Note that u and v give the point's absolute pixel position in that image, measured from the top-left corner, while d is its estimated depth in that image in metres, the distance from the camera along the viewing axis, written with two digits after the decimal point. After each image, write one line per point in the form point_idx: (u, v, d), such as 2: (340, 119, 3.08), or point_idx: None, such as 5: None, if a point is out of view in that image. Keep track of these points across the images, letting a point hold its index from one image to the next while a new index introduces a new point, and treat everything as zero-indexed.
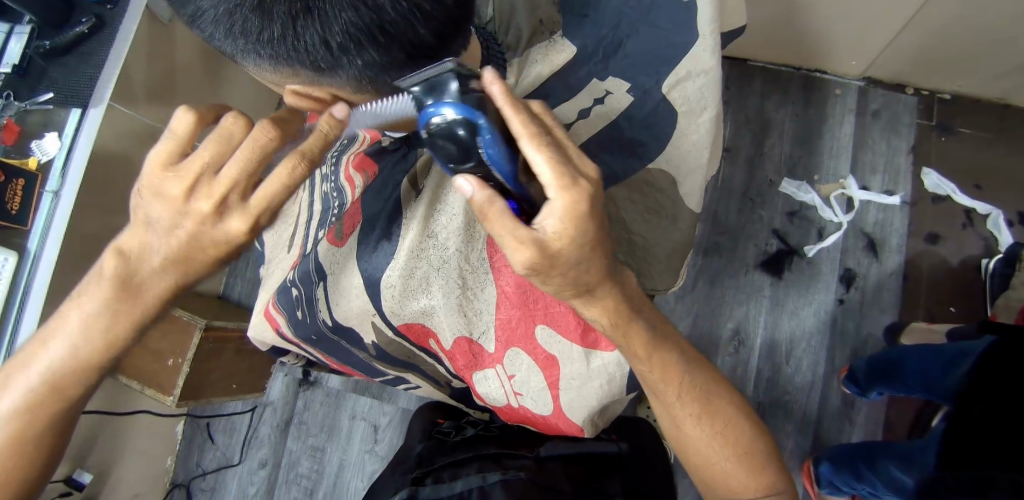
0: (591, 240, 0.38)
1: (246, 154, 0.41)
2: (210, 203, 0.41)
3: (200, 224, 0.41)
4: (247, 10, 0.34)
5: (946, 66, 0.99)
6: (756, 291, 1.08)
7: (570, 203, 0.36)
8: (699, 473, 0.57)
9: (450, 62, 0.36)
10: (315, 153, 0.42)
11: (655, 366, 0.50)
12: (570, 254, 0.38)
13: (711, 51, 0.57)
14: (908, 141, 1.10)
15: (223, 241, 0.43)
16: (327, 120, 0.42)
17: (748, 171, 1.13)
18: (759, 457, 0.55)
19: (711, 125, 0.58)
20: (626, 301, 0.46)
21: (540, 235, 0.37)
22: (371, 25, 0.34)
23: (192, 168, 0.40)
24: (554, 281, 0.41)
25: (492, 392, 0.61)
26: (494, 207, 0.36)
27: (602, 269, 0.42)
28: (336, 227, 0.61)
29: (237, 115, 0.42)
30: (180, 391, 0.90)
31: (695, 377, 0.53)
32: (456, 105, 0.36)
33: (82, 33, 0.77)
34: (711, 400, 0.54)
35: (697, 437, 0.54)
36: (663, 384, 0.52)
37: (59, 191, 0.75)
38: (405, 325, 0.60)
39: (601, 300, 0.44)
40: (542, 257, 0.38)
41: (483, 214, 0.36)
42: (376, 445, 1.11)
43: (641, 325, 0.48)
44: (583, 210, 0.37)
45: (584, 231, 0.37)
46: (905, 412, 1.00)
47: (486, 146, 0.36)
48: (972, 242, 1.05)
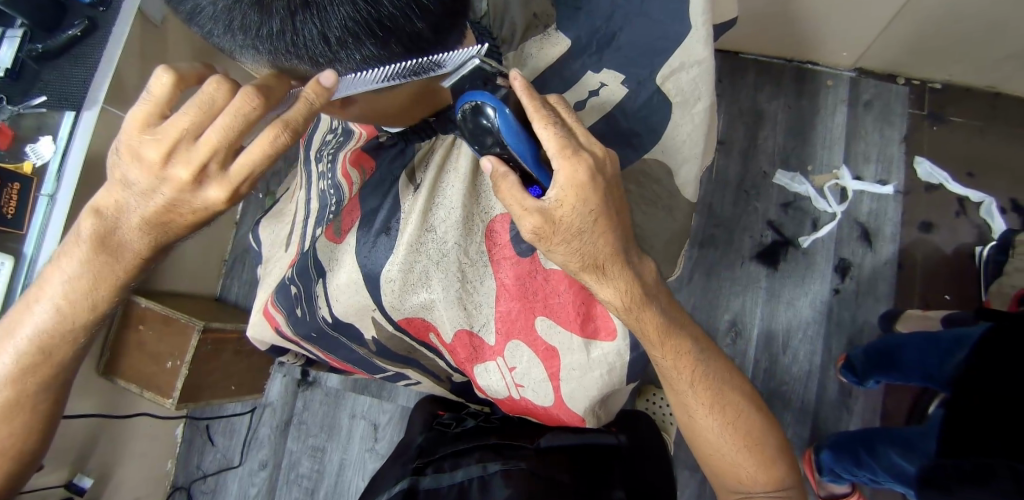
0: (593, 211, 0.41)
1: (226, 121, 0.39)
2: (188, 171, 0.40)
3: (179, 191, 0.41)
4: (245, 6, 0.33)
5: (937, 55, 1.00)
6: (752, 282, 1.08)
7: (572, 173, 0.40)
8: (711, 465, 0.57)
9: (477, 60, 0.44)
10: (299, 124, 0.41)
11: (668, 351, 0.51)
12: (574, 223, 0.42)
13: (703, 42, 0.57)
14: (901, 130, 1.11)
15: (203, 208, 0.42)
16: (313, 87, 0.38)
17: (742, 163, 1.13)
18: (769, 451, 0.56)
19: (705, 115, 0.58)
20: (638, 286, 0.47)
21: (547, 204, 0.41)
22: (369, 18, 0.34)
23: (170, 133, 0.39)
24: (562, 253, 0.44)
25: (493, 385, 0.61)
26: (505, 179, 0.41)
27: (612, 244, 0.43)
28: (334, 223, 0.61)
29: (219, 80, 0.39)
30: (179, 393, 0.90)
31: (707, 367, 0.54)
32: (483, 94, 0.42)
33: (74, 36, 0.77)
34: (724, 391, 0.55)
35: (708, 426, 0.55)
36: (675, 371, 0.53)
37: (55, 194, 0.75)
38: (405, 319, 0.60)
39: (613, 281, 0.46)
40: (547, 225, 0.42)
41: (497, 186, 0.42)
42: (376, 443, 1.12)
43: (653, 308, 0.49)
44: (583, 179, 0.40)
45: (586, 200, 0.41)
46: (902, 400, 1.02)
47: (505, 129, 0.42)
48: (965, 230, 1.06)
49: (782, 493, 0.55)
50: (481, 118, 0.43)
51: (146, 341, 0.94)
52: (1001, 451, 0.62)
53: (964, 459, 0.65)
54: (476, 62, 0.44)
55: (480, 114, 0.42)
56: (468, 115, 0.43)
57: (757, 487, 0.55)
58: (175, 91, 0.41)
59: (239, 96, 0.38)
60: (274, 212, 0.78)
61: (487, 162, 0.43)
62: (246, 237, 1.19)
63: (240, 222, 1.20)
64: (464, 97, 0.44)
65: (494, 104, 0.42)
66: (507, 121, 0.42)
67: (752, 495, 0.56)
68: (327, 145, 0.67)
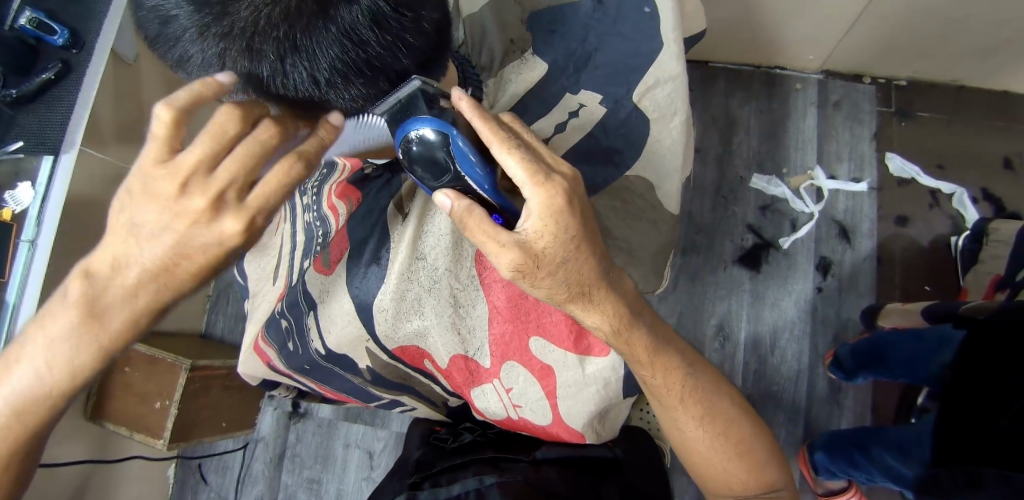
0: (575, 235, 0.41)
1: (245, 153, 0.40)
2: (205, 200, 0.40)
3: (192, 226, 0.40)
4: (234, 54, 0.34)
5: (898, 54, 1.04)
6: (735, 286, 1.10)
7: (548, 199, 0.39)
8: (696, 470, 0.58)
9: (418, 80, 0.38)
10: (311, 155, 0.43)
11: (656, 369, 0.52)
12: (556, 252, 0.40)
13: (676, 58, 0.59)
14: (870, 128, 1.15)
15: (215, 244, 0.41)
16: (326, 128, 0.42)
17: (718, 169, 1.16)
18: (759, 457, 0.57)
19: (683, 129, 0.60)
20: (625, 305, 0.47)
21: (523, 236, 0.40)
22: (356, 59, 0.35)
23: (185, 165, 0.39)
24: (547, 284, 0.43)
25: (491, 407, 0.61)
26: (472, 214, 0.39)
27: (594, 268, 0.43)
28: (323, 256, 0.61)
29: (228, 109, 0.40)
30: (170, 434, 0.89)
31: (694, 380, 0.55)
32: (430, 121, 0.39)
33: (47, 79, 0.76)
34: (711, 402, 0.56)
35: (697, 437, 0.56)
36: (664, 387, 0.53)
37: (35, 240, 0.74)
38: (400, 348, 0.60)
39: (600, 305, 0.46)
40: (529, 258, 0.40)
41: (464, 223, 0.39)
42: (373, 471, 1.10)
43: (641, 327, 0.49)
44: (560, 203, 0.39)
45: (565, 225, 0.40)
46: (890, 393, 1.04)
47: (462, 161, 0.39)
48: (940, 221, 1.10)
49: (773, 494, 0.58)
50: (424, 148, 0.39)
51: (133, 382, 0.92)
52: (987, 450, 0.67)
53: (957, 466, 0.69)
54: (418, 83, 0.38)
55: (422, 141, 0.39)
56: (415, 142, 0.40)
57: (747, 490, 0.57)
58: (179, 127, 0.41)
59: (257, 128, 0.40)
60: (257, 246, 0.78)
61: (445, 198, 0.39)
62: (230, 271, 1.18)
63: None
64: (408, 120, 0.40)
65: (445, 131, 0.39)
66: (463, 151, 0.39)
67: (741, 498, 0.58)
68: (311, 178, 0.66)
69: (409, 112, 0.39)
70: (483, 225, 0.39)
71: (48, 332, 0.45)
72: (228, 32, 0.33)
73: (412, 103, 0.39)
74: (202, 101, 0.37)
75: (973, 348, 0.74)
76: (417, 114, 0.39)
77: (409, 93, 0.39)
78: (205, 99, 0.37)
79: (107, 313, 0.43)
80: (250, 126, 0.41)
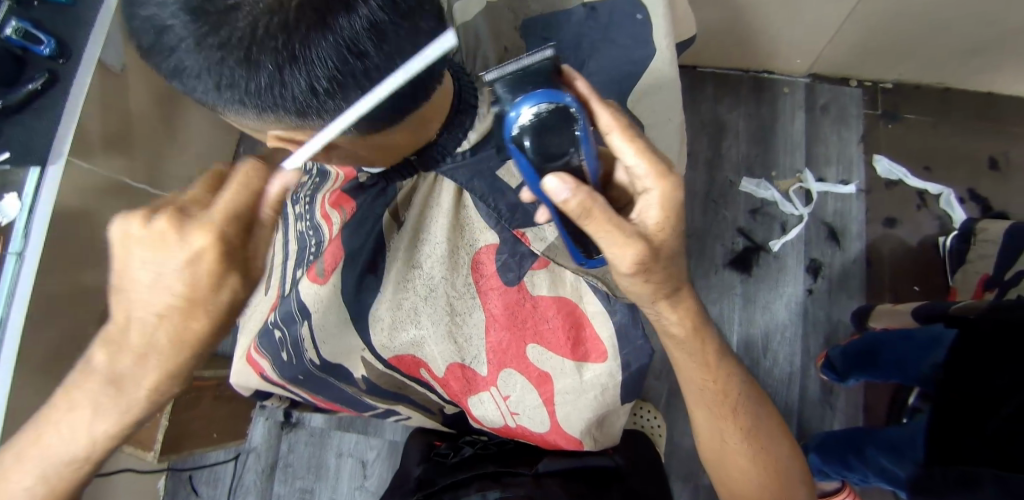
0: (680, 224, 0.47)
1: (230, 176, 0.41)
2: (164, 220, 0.40)
3: (162, 243, 0.40)
4: (231, 65, 0.33)
5: (883, 57, 1.06)
6: (727, 289, 1.11)
7: (665, 193, 0.45)
8: (730, 488, 0.59)
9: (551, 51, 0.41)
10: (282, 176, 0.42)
11: (721, 373, 0.56)
12: (667, 241, 0.46)
13: (668, 63, 0.59)
14: (857, 131, 1.17)
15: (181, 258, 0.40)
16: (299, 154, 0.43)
17: (708, 173, 1.17)
18: (795, 486, 0.58)
19: (675, 134, 0.60)
20: (700, 301, 0.54)
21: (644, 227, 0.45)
22: (355, 69, 0.35)
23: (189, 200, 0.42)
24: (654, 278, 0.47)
25: (489, 415, 0.61)
26: (603, 208, 0.41)
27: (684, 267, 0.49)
28: (317, 265, 0.59)
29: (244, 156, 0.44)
30: (161, 446, 0.87)
31: (748, 396, 0.58)
32: (543, 96, 0.40)
33: (34, 90, 0.74)
34: (756, 420, 0.58)
35: (739, 451, 0.57)
36: (724, 395, 0.57)
37: (22, 252, 0.73)
38: (395, 357, 0.60)
39: (684, 299, 0.52)
40: (649, 251, 0.44)
41: (594, 209, 0.40)
42: (366, 481, 1.09)
43: (709, 332, 0.55)
44: (675, 197, 0.45)
45: (674, 219, 0.46)
46: (881, 393, 1.05)
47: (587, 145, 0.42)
48: (928, 223, 1.12)
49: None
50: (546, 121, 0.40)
51: None
52: (982, 445, 0.68)
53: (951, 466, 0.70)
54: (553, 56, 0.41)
55: (551, 117, 0.40)
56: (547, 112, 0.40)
57: None
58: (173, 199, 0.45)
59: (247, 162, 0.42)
60: None
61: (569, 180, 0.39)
62: None
63: None
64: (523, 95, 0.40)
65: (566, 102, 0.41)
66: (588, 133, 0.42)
67: None
68: (305, 188, 0.66)
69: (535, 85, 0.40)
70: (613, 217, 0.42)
71: None
72: (225, 42, 0.32)
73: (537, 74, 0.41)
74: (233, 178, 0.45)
75: (966, 349, 0.75)
76: (524, 92, 0.40)
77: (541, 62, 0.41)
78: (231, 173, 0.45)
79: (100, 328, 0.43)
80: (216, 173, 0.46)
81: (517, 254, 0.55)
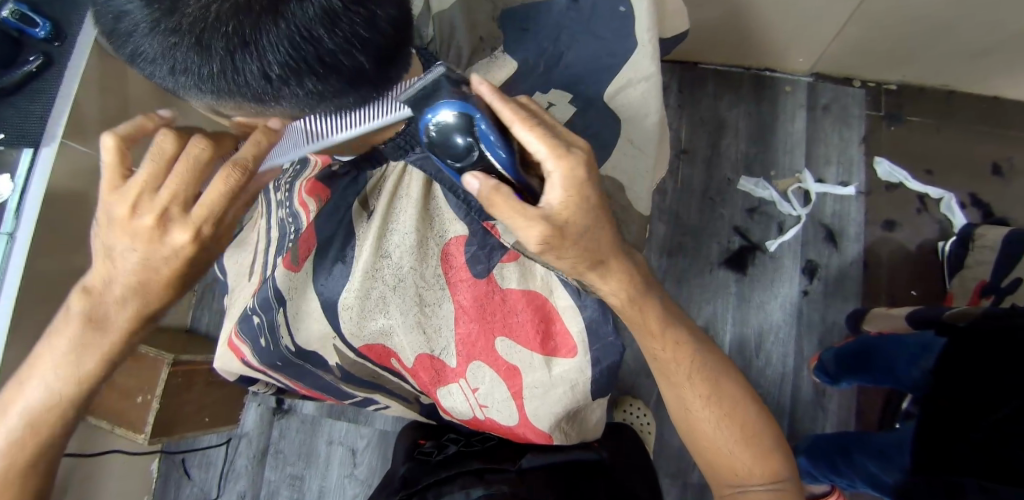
0: (593, 206, 0.43)
1: (183, 170, 0.41)
2: (152, 219, 0.41)
3: (147, 241, 0.41)
4: (184, 49, 0.33)
5: (886, 58, 1.04)
6: (722, 288, 1.10)
7: (569, 170, 0.41)
8: (704, 456, 0.58)
9: (442, 67, 0.40)
10: (249, 162, 0.42)
11: (666, 341, 0.55)
12: (579, 223, 0.43)
13: (649, 58, 0.58)
14: (859, 132, 1.15)
15: (173, 256, 0.43)
16: (264, 130, 0.42)
17: (707, 171, 1.15)
18: (765, 443, 0.57)
19: (656, 129, 0.59)
20: (637, 277, 0.51)
21: (548, 210, 0.42)
22: (307, 56, 0.34)
23: (132, 190, 0.41)
24: (570, 255, 0.45)
25: (457, 406, 0.61)
26: (500, 192, 0.40)
27: (611, 238, 0.46)
28: (291, 251, 0.57)
29: (166, 131, 0.42)
30: (152, 428, 0.89)
31: (705, 359, 0.57)
32: (453, 103, 0.39)
33: (30, 71, 0.76)
34: (718, 382, 0.57)
35: (704, 418, 0.57)
36: (674, 362, 0.56)
37: (14, 233, 0.74)
38: (366, 346, 0.60)
39: (615, 273, 0.49)
40: (552, 231, 0.42)
41: (491, 201, 0.40)
42: (356, 469, 1.10)
43: (652, 301, 0.53)
44: (582, 176, 0.41)
45: (586, 197, 0.42)
46: (875, 397, 1.04)
47: (483, 138, 0.40)
48: (928, 227, 1.10)
49: (781, 486, 0.56)
50: (450, 135, 0.40)
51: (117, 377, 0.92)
52: (972, 451, 0.67)
53: (939, 474, 0.69)
54: (441, 71, 0.40)
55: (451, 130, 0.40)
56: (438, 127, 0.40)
57: (754, 478, 0.56)
58: (124, 152, 0.43)
59: (190, 142, 0.41)
60: (236, 241, 0.77)
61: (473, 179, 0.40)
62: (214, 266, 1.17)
63: None
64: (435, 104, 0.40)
65: (466, 112, 0.39)
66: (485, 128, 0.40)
67: (748, 490, 0.56)
68: (286, 175, 0.66)
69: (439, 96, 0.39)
70: (512, 202, 0.41)
71: None
72: (177, 26, 0.32)
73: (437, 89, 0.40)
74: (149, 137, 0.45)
75: (957, 355, 0.74)
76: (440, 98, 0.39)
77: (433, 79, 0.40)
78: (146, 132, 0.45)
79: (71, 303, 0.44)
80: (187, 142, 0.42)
81: (486, 246, 0.55)
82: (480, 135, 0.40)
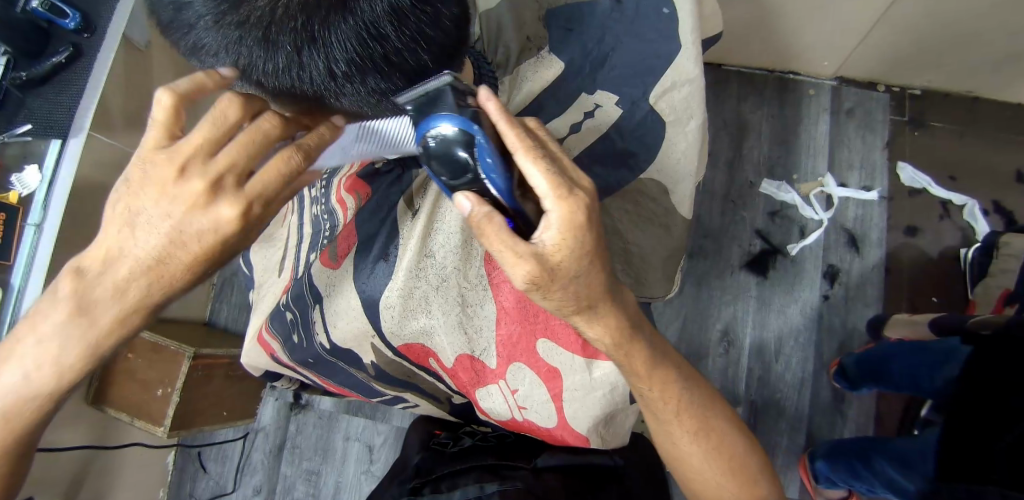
0: (590, 252, 0.38)
1: (247, 139, 0.41)
2: (203, 185, 0.39)
3: (190, 209, 0.39)
4: (250, 43, 0.33)
5: (914, 63, 1.03)
6: (742, 291, 1.09)
7: (570, 213, 0.37)
8: (691, 486, 0.58)
9: (449, 76, 0.37)
10: (311, 148, 0.43)
11: (654, 384, 0.51)
12: (571, 267, 0.38)
13: (693, 60, 0.58)
14: (883, 136, 1.14)
15: (211, 230, 0.40)
16: (329, 125, 0.44)
17: (728, 174, 1.15)
18: (751, 473, 0.56)
19: (698, 133, 0.59)
20: (625, 320, 0.46)
21: (540, 248, 0.37)
22: (373, 53, 0.34)
23: (185, 150, 0.39)
24: (557, 297, 0.40)
25: (496, 408, 0.61)
26: (490, 223, 0.36)
27: (603, 284, 0.42)
28: (329, 249, 0.61)
29: (232, 98, 0.40)
30: (171, 421, 0.89)
31: (692, 396, 0.54)
32: (451, 117, 0.37)
33: (59, 63, 0.76)
34: (706, 417, 0.55)
35: (691, 453, 0.55)
36: (661, 402, 0.53)
37: (42, 224, 0.74)
38: (405, 345, 0.60)
39: (603, 318, 0.45)
40: (543, 271, 0.37)
41: (482, 229, 0.36)
42: (372, 465, 1.10)
43: (642, 343, 0.48)
44: (582, 220, 0.37)
45: (585, 242, 0.38)
46: (895, 404, 1.03)
47: (483, 161, 0.36)
48: (950, 233, 1.09)
49: None
50: (444, 143, 0.37)
51: (136, 370, 0.92)
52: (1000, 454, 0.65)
53: (964, 483, 0.67)
54: (448, 79, 0.37)
55: (450, 141, 0.37)
56: (436, 140, 0.37)
57: None
58: (179, 112, 0.41)
59: (262, 117, 0.41)
60: (264, 237, 0.77)
61: (465, 200, 0.36)
62: (234, 260, 1.18)
63: None
64: (426, 116, 0.38)
65: (466, 128, 0.36)
66: (485, 149, 0.36)
67: None
68: None
69: (432, 108, 0.37)
70: (501, 234, 0.37)
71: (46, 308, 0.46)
72: (244, 21, 0.32)
73: (438, 97, 0.37)
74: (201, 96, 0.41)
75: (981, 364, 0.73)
76: (438, 110, 0.37)
77: (436, 87, 0.37)
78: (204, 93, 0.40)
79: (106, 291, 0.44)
80: (248, 112, 0.41)
81: None
82: (479, 155, 0.37)
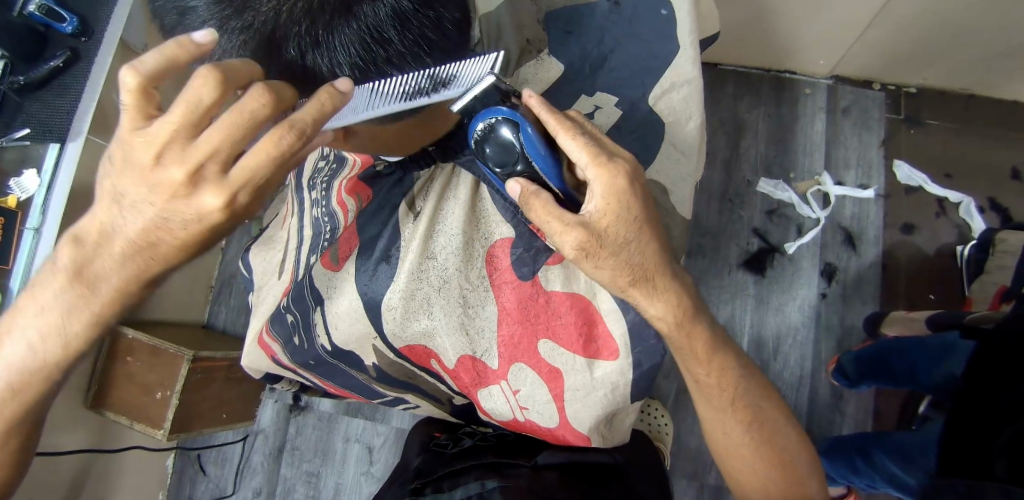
0: (637, 217, 0.43)
1: (229, 121, 0.33)
2: (181, 173, 0.34)
3: (171, 200, 0.35)
4: (257, 49, 0.35)
5: (910, 61, 1.03)
6: (740, 289, 1.10)
7: (609, 180, 0.41)
8: (735, 477, 0.59)
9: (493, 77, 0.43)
10: (309, 126, 0.35)
11: (712, 368, 0.54)
12: (619, 233, 0.43)
13: (691, 62, 0.59)
14: (879, 134, 1.15)
15: (197, 219, 0.36)
16: (329, 91, 0.34)
17: (726, 173, 1.15)
18: (800, 469, 0.58)
19: (697, 133, 0.59)
20: (687, 298, 0.48)
21: (587, 217, 0.42)
22: (375, 56, 0.36)
23: (159, 134, 0.33)
24: (609, 268, 0.44)
25: (498, 408, 0.61)
26: (539, 197, 0.42)
27: (656, 254, 0.45)
28: (331, 251, 0.60)
29: (206, 71, 0.32)
30: (171, 424, 0.88)
31: (746, 387, 0.56)
32: (499, 110, 0.43)
33: (58, 66, 0.76)
34: (759, 409, 0.57)
35: (742, 442, 0.57)
36: (716, 388, 0.55)
37: (40, 227, 0.74)
38: (406, 346, 0.60)
39: (662, 294, 0.47)
40: (590, 237, 0.42)
41: (531, 204, 0.42)
42: (372, 467, 1.10)
43: (701, 324, 0.51)
44: (621, 185, 0.42)
45: (627, 206, 0.42)
46: (892, 402, 1.04)
47: (528, 146, 0.43)
48: (946, 231, 1.10)
49: None
50: (495, 135, 0.44)
51: (135, 373, 0.91)
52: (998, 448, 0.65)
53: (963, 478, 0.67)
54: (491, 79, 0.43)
55: (501, 133, 0.43)
56: (488, 132, 0.44)
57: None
58: (151, 92, 0.34)
59: (248, 93, 0.33)
60: (263, 239, 0.77)
61: (516, 183, 0.43)
62: (233, 263, 1.18)
63: (227, 248, 1.18)
64: (480, 111, 0.44)
65: (512, 119, 0.43)
66: (530, 137, 0.43)
67: None
68: (320, 174, 0.67)
69: (484, 105, 0.44)
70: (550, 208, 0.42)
71: (38, 315, 0.46)
72: (251, 27, 0.34)
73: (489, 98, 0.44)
74: (179, 64, 0.33)
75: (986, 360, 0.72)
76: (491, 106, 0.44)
77: (484, 89, 0.43)
78: (178, 63, 0.33)
79: (96, 298, 0.43)
80: (228, 90, 0.33)
81: (531, 248, 0.56)
82: (525, 142, 0.43)
